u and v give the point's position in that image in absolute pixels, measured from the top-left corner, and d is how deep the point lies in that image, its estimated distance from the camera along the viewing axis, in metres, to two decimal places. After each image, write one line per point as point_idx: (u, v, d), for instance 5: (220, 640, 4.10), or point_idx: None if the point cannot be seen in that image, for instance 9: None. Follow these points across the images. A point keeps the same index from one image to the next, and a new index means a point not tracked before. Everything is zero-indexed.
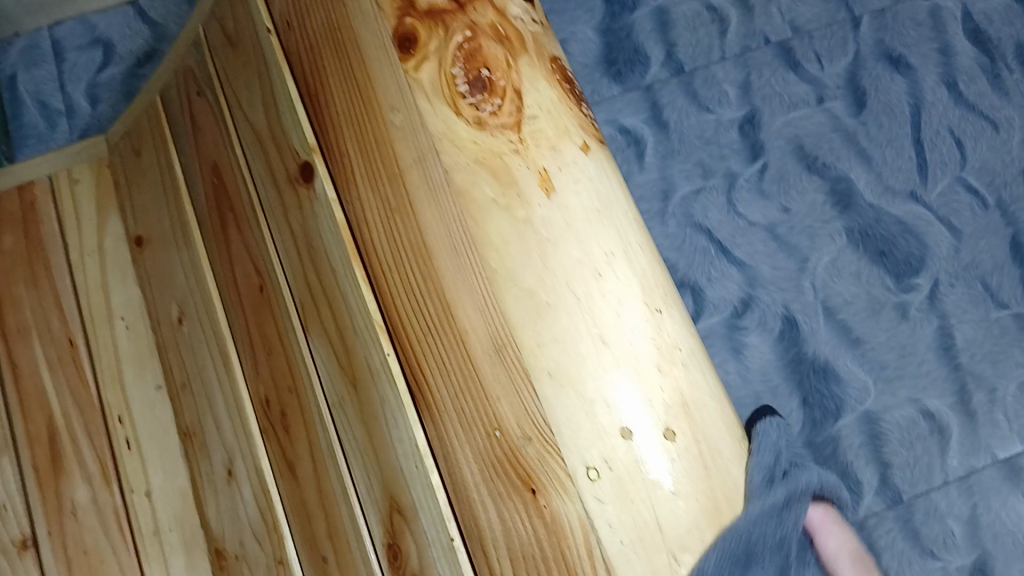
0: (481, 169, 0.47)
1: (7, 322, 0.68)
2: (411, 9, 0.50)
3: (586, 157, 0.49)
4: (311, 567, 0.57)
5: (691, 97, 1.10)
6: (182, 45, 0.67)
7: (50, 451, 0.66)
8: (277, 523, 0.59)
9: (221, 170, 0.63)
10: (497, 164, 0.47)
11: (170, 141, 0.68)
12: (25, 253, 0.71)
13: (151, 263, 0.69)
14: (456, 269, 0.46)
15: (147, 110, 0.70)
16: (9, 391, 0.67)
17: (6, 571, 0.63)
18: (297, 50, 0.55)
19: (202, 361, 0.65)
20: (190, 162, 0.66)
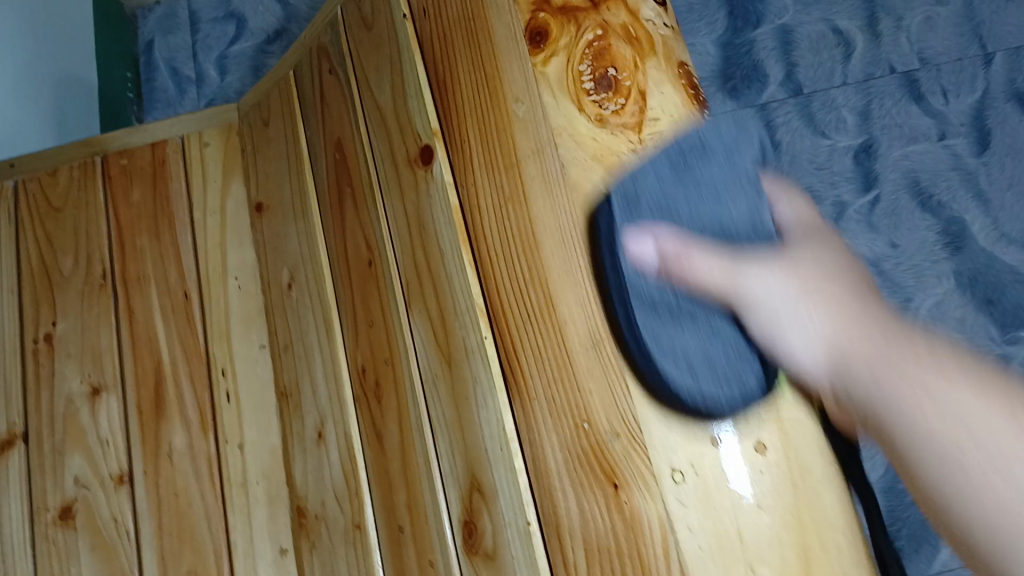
0: (597, 166, 0.48)
1: (129, 270, 0.73)
2: (547, 4, 0.51)
3: None
4: (387, 536, 0.59)
5: (807, 121, 1.20)
6: (319, 22, 0.70)
7: (155, 394, 0.70)
8: (359, 488, 0.62)
9: (343, 147, 0.66)
10: (614, 163, 0.47)
11: (298, 115, 0.72)
12: (155, 208, 0.75)
13: (268, 229, 0.73)
14: (562, 262, 0.47)
15: (280, 84, 0.74)
16: (124, 333, 0.71)
17: (102, 503, 0.67)
18: (430, 37, 0.57)
19: (305, 327, 0.67)
20: (316, 137, 0.69)
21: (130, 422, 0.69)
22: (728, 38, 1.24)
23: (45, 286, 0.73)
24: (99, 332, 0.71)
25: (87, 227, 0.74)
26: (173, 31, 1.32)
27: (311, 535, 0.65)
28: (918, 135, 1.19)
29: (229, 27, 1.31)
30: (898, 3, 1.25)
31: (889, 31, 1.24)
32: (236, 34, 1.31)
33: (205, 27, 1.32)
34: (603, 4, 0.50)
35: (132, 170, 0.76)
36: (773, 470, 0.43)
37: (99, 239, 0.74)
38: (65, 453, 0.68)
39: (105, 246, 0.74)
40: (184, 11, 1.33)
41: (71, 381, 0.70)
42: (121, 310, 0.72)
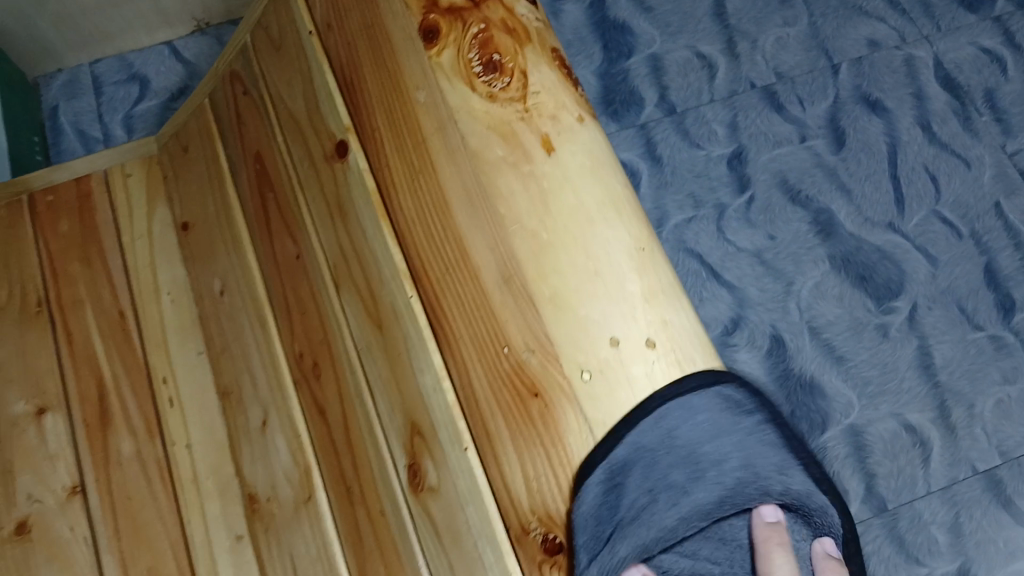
0: (492, 133, 0.56)
1: (64, 296, 0.77)
2: (434, 7, 0.59)
3: (581, 126, 0.57)
4: (336, 499, 0.64)
5: (683, 135, 1.35)
6: (228, 53, 0.77)
7: (100, 408, 0.73)
8: (308, 464, 0.66)
9: (262, 158, 0.72)
10: (505, 130, 0.56)
11: (215, 136, 0.77)
12: (84, 237, 0.79)
13: (195, 244, 0.77)
14: (470, 216, 0.55)
15: (195, 113, 0.80)
16: (63, 355, 0.75)
17: (54, 516, 0.69)
18: (335, 46, 0.65)
19: (240, 326, 0.72)
20: (236, 153, 0.75)
21: (76, 437, 0.72)
22: (606, 68, 1.39)
23: None
24: (38, 356, 0.74)
25: (18, 261, 0.78)
26: (77, 95, 1.35)
27: (264, 519, 0.68)
28: (781, 140, 1.34)
29: (133, 88, 1.37)
30: (751, 27, 1.42)
31: (746, 53, 1.40)
32: (141, 93, 1.37)
33: (109, 89, 1.36)
34: (483, 4, 0.59)
35: (58, 206, 0.80)
36: (663, 362, 0.50)
37: (32, 272, 0.77)
38: (14, 472, 0.70)
39: (38, 277, 0.77)
40: (86, 75, 1.37)
41: (13, 404, 0.72)
42: (58, 333, 0.75)
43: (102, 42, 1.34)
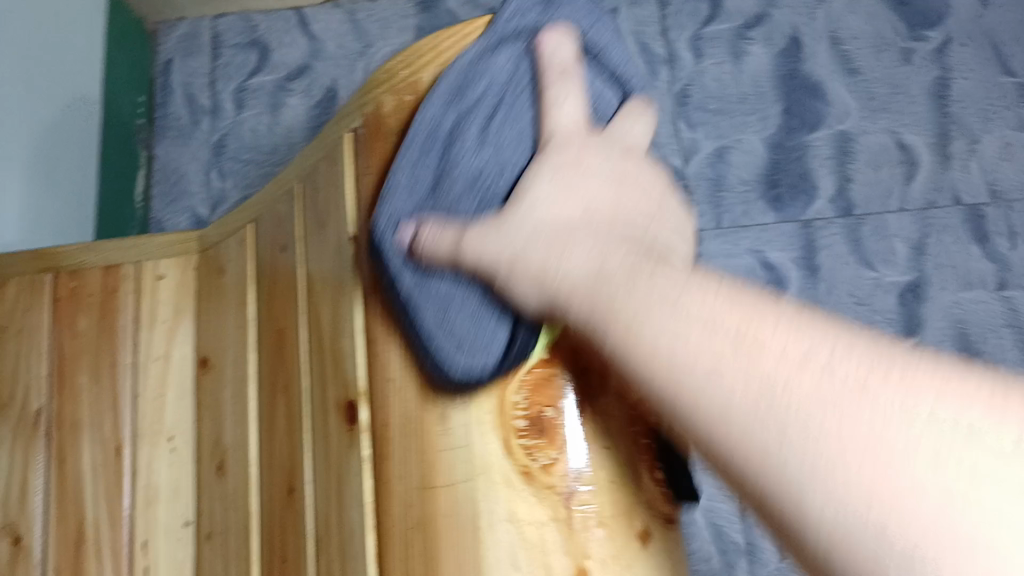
0: (517, 539, 0.41)
1: (64, 412, 0.69)
2: None
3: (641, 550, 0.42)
4: None
5: (855, 247, 1.09)
6: (278, 183, 0.63)
7: (73, 556, 0.65)
8: None
9: (280, 345, 0.60)
10: (535, 538, 0.41)
11: (250, 275, 0.65)
12: (98, 344, 0.70)
13: (208, 391, 0.67)
14: None
15: (237, 233, 0.67)
16: (50, 482, 0.67)
17: None
18: (369, 282, 0.50)
19: (227, 521, 0.62)
20: (261, 318, 0.63)
21: None
22: (781, 138, 1.13)
23: None
24: (25, 477, 0.67)
25: (24, 355, 0.70)
26: (193, 54, 1.26)
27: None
28: (973, 279, 1.07)
29: (252, 56, 1.25)
30: (976, 122, 1.14)
31: (960, 154, 1.12)
32: (258, 64, 1.24)
33: (227, 53, 1.25)
34: None
35: (80, 295, 0.71)
36: None
37: (36, 372, 0.69)
38: None
39: (43, 380, 0.69)
40: (208, 33, 1.26)
41: None
42: (50, 454, 0.68)
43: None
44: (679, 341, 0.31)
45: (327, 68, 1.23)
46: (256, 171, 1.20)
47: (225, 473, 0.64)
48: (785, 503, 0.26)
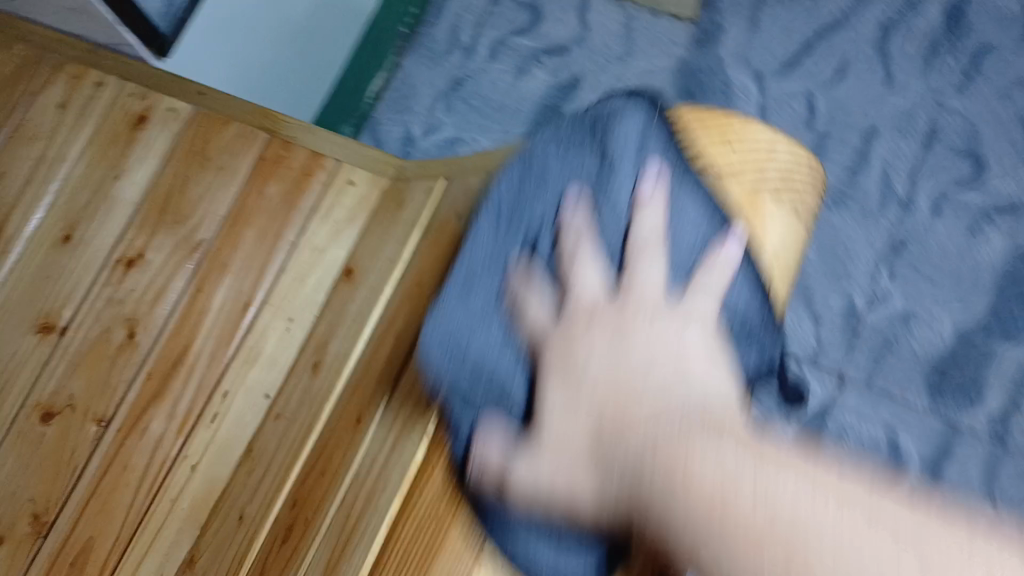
0: None
1: (222, 253, 0.77)
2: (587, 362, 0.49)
3: None
4: None
5: (988, 472, 1.02)
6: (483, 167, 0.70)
7: (170, 369, 0.73)
8: None
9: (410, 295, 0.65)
10: None
11: (420, 225, 0.71)
12: (279, 212, 0.78)
13: (341, 297, 0.73)
14: None
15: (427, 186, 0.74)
16: (182, 303, 0.75)
17: (71, 429, 0.71)
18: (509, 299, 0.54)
19: (300, 414, 0.69)
20: (412, 265, 0.69)
21: (137, 377, 0.73)
22: (972, 333, 1.10)
23: (154, 217, 0.78)
24: (168, 288, 0.76)
25: (216, 190, 0.79)
26: None
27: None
28: None
29: (525, 17, 1.31)
30: None
31: None
32: (526, 28, 1.31)
33: (506, 6, 1.32)
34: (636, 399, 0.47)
35: (283, 163, 0.80)
36: None
37: (217, 209, 0.78)
38: (78, 369, 0.73)
39: (219, 218, 0.78)
40: None
41: (118, 312, 0.75)
42: (197, 280, 0.76)
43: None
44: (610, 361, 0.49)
45: (582, 57, 1.28)
46: (477, 119, 1.27)
47: (320, 372, 0.70)
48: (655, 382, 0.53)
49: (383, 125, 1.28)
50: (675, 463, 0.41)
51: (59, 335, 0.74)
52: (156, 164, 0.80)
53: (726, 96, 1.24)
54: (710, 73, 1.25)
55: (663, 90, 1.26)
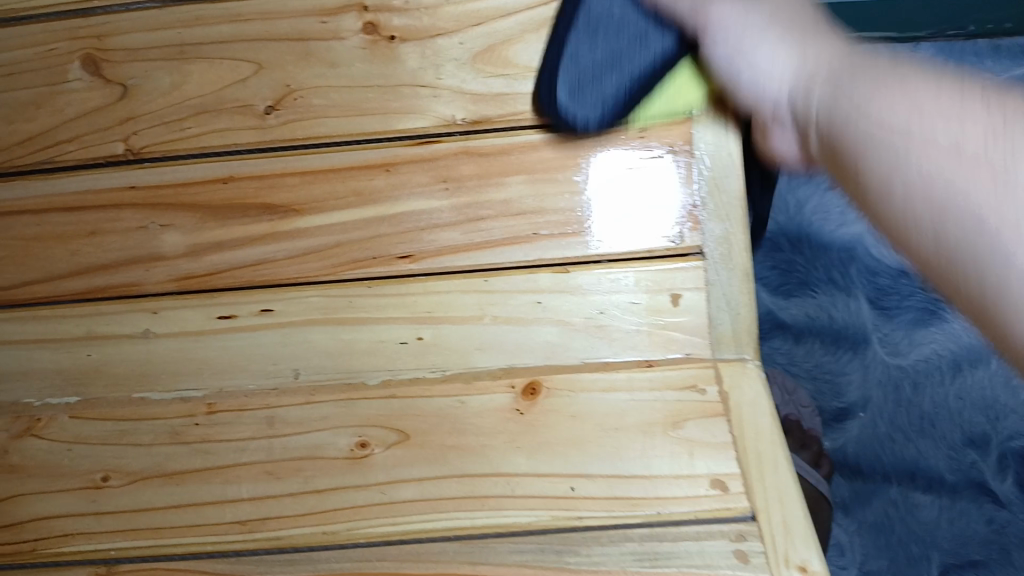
0: None
1: (459, 167, 0.46)
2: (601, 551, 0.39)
3: None
4: None
5: None
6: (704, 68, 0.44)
7: (254, 205, 0.46)
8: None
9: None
10: None
11: (616, 520, 0.41)
12: (574, 213, 0.45)
13: (482, 414, 0.44)
14: None
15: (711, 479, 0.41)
16: (361, 156, 0.45)
17: (91, 124, 0.45)
18: None
19: (283, 487, 0.43)
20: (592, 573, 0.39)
21: (213, 164, 0.45)
22: None
23: (460, 17, 0.45)
24: (365, 119, 0.45)
25: None
26: None
27: None
28: None
29: None
30: None
31: None
32: None
33: None
34: None
35: None
36: None
37: (527, 115, 0.45)
38: (178, 66, 0.45)
39: (515, 128, 0.45)
40: None
41: (289, 66, 0.45)
42: (396, 150, 0.45)
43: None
44: (769, 20, 0.40)
45: None
46: None
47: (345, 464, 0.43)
48: (902, 207, 0.30)
49: None
50: (896, 151, 0.30)
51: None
52: None
53: None
54: None
55: None
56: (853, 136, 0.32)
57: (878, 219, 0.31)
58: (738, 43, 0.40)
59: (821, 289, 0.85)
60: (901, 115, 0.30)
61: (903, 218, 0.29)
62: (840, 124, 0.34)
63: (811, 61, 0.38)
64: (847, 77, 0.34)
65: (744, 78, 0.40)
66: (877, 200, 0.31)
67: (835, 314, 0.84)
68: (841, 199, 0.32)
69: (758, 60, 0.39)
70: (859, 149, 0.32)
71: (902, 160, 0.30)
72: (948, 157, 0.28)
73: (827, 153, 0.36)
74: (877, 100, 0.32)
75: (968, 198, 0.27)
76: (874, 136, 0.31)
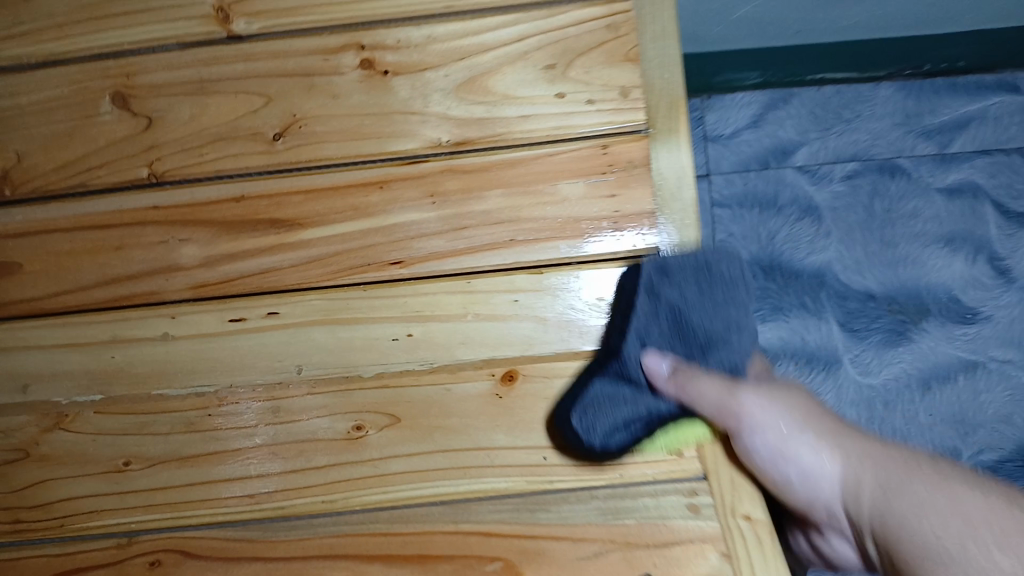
0: None
1: (444, 182, 0.52)
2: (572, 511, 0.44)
3: None
4: None
5: None
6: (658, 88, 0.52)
7: (261, 219, 0.52)
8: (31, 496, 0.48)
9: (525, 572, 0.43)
10: None
11: (586, 482, 0.46)
12: (546, 221, 0.52)
13: (466, 399, 0.49)
14: None
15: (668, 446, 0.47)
16: (357, 175, 0.52)
17: (120, 151, 0.52)
18: None
19: (288, 465, 0.47)
20: (566, 528, 0.44)
21: (227, 186, 0.52)
22: None
23: (445, 54, 0.52)
24: (361, 143, 0.52)
25: (526, 110, 0.52)
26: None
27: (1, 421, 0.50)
28: None
29: None
30: None
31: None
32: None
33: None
34: None
35: (610, 178, 0.52)
36: None
37: (502, 136, 0.52)
38: (198, 100, 0.52)
39: (493, 147, 0.52)
40: None
41: (296, 98, 0.52)
42: (388, 169, 0.52)
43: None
44: (835, 461, 0.43)
45: None
46: (855, 220, 0.86)
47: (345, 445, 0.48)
48: None
49: (780, 113, 0.89)
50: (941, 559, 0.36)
51: (225, 37, 0.52)
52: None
53: None
54: None
55: None
56: (903, 512, 0.38)
57: (895, 557, 0.38)
58: (785, 446, 0.44)
59: (793, 314, 0.84)
60: (956, 531, 0.36)
61: (926, 556, 0.37)
62: (891, 511, 0.39)
63: (853, 473, 0.42)
64: (892, 478, 0.40)
65: (780, 479, 0.44)
66: (909, 540, 0.37)
67: (810, 339, 0.83)
68: (922, 541, 0.37)
69: (846, 479, 0.42)
70: (931, 539, 0.37)
71: (975, 540, 0.36)
72: (987, 559, 0.35)
73: (866, 547, 0.41)
74: (919, 511, 0.38)
75: (987, 553, 0.35)
76: (928, 518, 0.37)
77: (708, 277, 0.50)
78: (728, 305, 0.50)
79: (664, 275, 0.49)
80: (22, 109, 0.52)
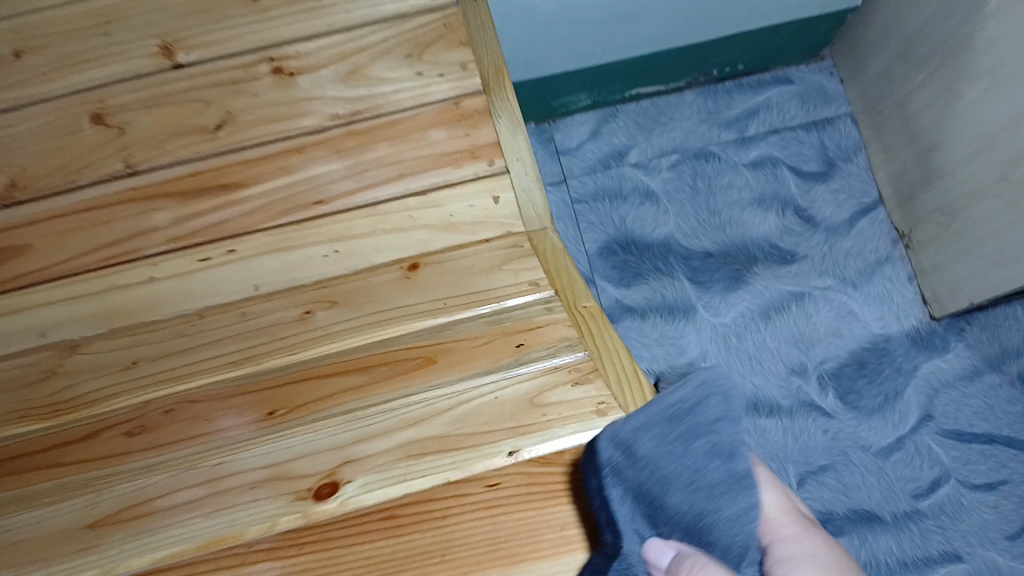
0: None
1: (345, 143, 0.71)
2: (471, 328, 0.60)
3: None
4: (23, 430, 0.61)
5: None
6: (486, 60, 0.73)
7: (213, 186, 0.69)
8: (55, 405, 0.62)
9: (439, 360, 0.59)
10: None
11: (479, 316, 0.63)
12: (424, 158, 0.71)
13: (385, 282, 0.66)
14: None
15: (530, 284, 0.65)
16: (281, 146, 0.70)
17: (100, 154, 0.70)
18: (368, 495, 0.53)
19: (256, 344, 0.63)
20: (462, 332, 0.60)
21: (184, 166, 0.69)
22: None
23: (334, 57, 0.73)
24: (282, 124, 0.71)
25: (398, 87, 0.72)
26: (797, 104, 1.22)
27: (25, 358, 0.64)
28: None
29: (815, 167, 1.20)
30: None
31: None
32: (804, 175, 1.19)
33: (807, 136, 1.20)
34: None
35: (464, 123, 0.72)
36: None
37: (383, 106, 0.72)
38: (154, 111, 0.71)
39: (378, 115, 0.72)
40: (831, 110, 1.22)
41: (228, 100, 0.71)
42: (304, 139, 0.71)
43: (898, 116, 1.12)
44: None
45: (817, 246, 1.16)
46: (685, 198, 1.17)
47: (301, 325, 0.64)
48: None
49: (613, 126, 1.20)
50: None
51: (171, 66, 0.72)
52: (379, 16, 0.74)
53: (881, 403, 1.10)
54: (887, 370, 1.11)
55: (844, 341, 1.13)
56: None
57: None
58: None
59: (652, 276, 1.13)
60: None
61: None
62: None
63: None
64: None
65: None
66: None
67: (669, 293, 1.13)
68: None
69: None
70: None
71: None
72: None
73: None
74: None
75: None
76: None
77: (678, 422, 0.53)
78: (690, 450, 0.53)
79: (622, 461, 0.52)
80: (21, 136, 0.70)
